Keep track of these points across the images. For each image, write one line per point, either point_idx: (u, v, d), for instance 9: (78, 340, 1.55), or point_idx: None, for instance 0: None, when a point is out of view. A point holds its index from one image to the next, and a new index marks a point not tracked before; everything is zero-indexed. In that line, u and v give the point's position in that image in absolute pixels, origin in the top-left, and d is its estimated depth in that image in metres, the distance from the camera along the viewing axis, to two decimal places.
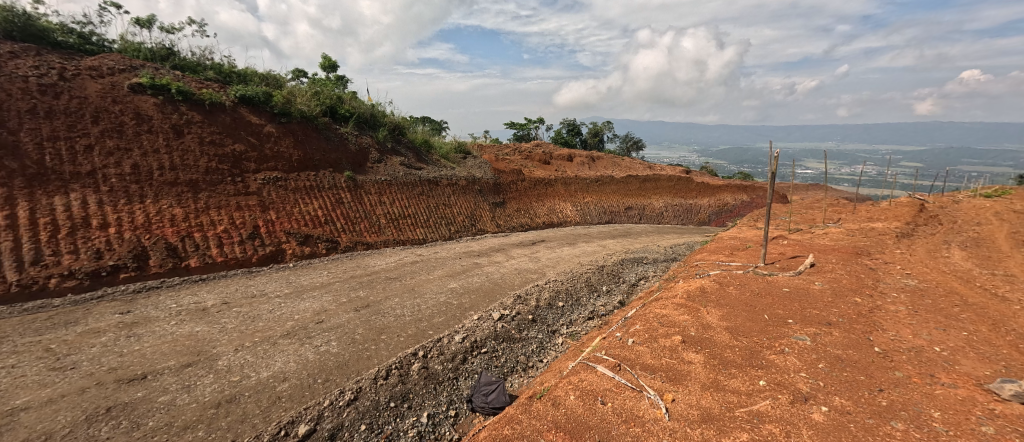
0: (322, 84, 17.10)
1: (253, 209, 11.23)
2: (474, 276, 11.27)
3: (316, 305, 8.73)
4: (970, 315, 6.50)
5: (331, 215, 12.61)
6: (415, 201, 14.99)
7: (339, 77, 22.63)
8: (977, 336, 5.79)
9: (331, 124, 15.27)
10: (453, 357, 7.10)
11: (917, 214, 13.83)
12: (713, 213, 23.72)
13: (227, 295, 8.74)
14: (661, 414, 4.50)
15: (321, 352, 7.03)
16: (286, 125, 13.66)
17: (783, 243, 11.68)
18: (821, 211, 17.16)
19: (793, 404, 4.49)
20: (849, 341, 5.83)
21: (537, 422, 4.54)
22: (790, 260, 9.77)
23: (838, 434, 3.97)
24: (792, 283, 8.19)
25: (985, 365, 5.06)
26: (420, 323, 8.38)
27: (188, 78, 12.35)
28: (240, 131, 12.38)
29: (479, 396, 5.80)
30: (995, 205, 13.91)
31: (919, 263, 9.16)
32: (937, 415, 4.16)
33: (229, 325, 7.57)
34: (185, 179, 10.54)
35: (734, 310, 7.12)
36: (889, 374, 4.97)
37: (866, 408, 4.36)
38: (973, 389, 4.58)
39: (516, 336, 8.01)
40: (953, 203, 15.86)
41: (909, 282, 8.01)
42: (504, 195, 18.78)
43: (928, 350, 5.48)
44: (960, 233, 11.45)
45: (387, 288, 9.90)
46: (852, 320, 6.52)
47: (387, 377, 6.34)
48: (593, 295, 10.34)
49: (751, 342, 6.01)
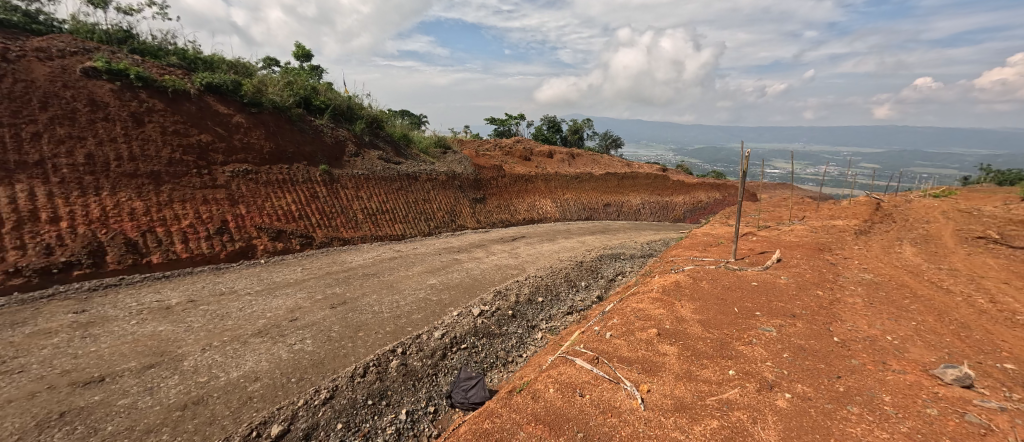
0: (296, 73, 16.49)
1: (221, 203, 10.74)
2: (454, 272, 11.23)
3: (290, 302, 8.48)
4: (918, 306, 7.00)
5: (305, 210, 12.24)
6: (394, 196, 14.74)
7: (313, 66, 21.89)
8: (925, 326, 6.24)
9: (305, 116, 14.78)
10: (432, 353, 7.07)
11: (874, 212, 14.72)
12: (688, 211, 24.46)
13: (193, 293, 8.36)
14: (637, 404, 4.64)
15: (295, 350, 6.85)
16: (257, 116, 13.13)
17: (753, 239, 12.18)
18: (788, 209, 17.99)
19: (760, 392, 4.72)
20: (812, 332, 6.16)
21: (516, 415, 4.60)
22: (759, 256, 10.21)
23: (800, 419, 4.21)
24: (761, 277, 8.56)
25: (931, 352, 5.47)
26: (399, 320, 8.28)
27: (149, 63, 11.66)
28: (206, 121, 11.80)
29: (460, 392, 5.79)
30: (942, 205, 14.97)
31: (875, 258, 9.77)
32: (889, 399, 4.47)
33: (195, 324, 7.25)
34: (145, 171, 9.96)
35: (706, 303, 7.40)
36: (846, 362, 5.29)
37: (825, 394, 4.64)
38: (920, 374, 4.95)
39: (496, 331, 8.06)
40: (907, 202, 16.96)
41: (865, 276, 8.54)
42: (485, 191, 18.72)
43: (882, 339, 5.87)
44: (912, 231, 12.27)
45: (364, 285, 9.73)
46: (814, 312, 6.89)
47: (364, 374, 6.25)
48: (572, 290, 10.51)
49: (722, 334, 6.26)
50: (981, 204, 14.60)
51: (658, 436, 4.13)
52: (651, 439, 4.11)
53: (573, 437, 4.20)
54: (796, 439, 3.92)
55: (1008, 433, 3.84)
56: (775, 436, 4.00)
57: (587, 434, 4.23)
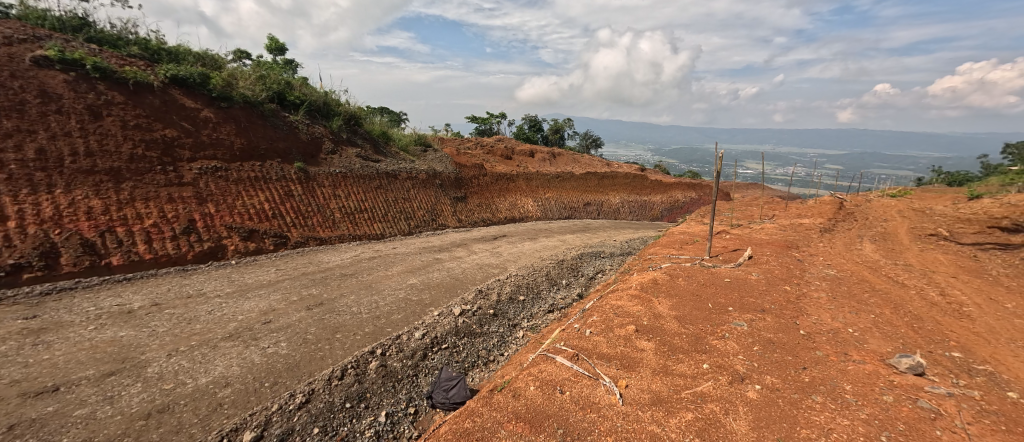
0: (268, 67, 15.91)
1: (188, 201, 10.26)
2: (435, 271, 11.13)
3: (263, 304, 8.19)
4: (877, 299, 7.44)
5: (279, 209, 11.85)
6: (372, 194, 14.45)
7: (287, 60, 21.20)
8: (882, 318, 6.64)
9: (279, 111, 14.29)
10: (413, 354, 6.99)
11: (838, 211, 15.51)
12: (665, 210, 25.05)
13: (158, 296, 7.96)
14: (615, 399, 4.73)
15: (269, 354, 6.63)
16: (227, 111, 12.61)
17: (726, 237, 12.63)
18: (759, 208, 18.72)
19: (731, 384, 4.90)
20: (780, 325, 6.44)
21: (497, 413, 4.60)
22: (732, 253, 10.58)
23: (769, 410, 4.40)
24: (733, 274, 8.88)
25: (888, 343, 5.82)
26: (378, 320, 8.14)
27: (108, 53, 11.00)
28: (171, 115, 11.23)
29: (440, 392, 5.72)
30: (898, 204, 15.93)
31: (838, 255, 10.31)
32: (850, 388, 4.73)
33: (160, 328, 6.91)
34: (104, 167, 9.40)
35: (682, 300, 7.62)
36: (811, 354, 5.56)
37: (792, 384, 4.87)
38: (877, 363, 5.26)
39: (477, 330, 8.03)
40: (867, 201, 17.96)
41: (830, 271, 9.00)
42: (466, 190, 18.60)
43: (844, 331, 6.20)
44: (871, 228, 13.00)
45: (342, 285, 9.50)
46: (782, 306, 7.20)
47: (342, 377, 6.13)
48: (553, 288, 10.59)
49: (696, 329, 6.47)
50: (932, 203, 15.62)
51: (636, 430, 4.23)
52: (629, 433, 4.20)
53: (553, 434, 4.24)
54: (765, 429, 4.09)
55: (954, 416, 4.13)
56: (746, 426, 4.16)
57: (568, 431, 4.28)
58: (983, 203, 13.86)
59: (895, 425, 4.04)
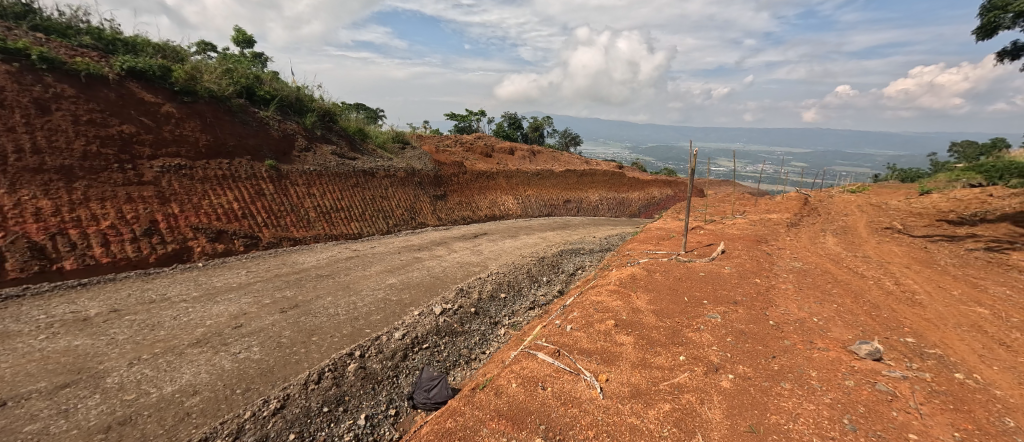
0: (235, 60, 15.21)
1: (149, 201, 9.71)
2: (415, 270, 10.99)
3: (233, 307, 7.86)
4: (839, 289, 7.87)
5: (249, 208, 11.39)
6: (349, 193, 14.09)
7: (256, 54, 20.36)
8: (844, 307, 7.02)
9: (248, 107, 13.72)
10: (393, 354, 6.89)
11: (803, 206, 16.28)
12: (643, 206, 25.54)
13: (116, 302, 7.50)
14: (596, 393, 4.82)
15: (240, 360, 6.37)
16: (191, 106, 11.99)
17: (701, 232, 13.04)
18: (731, 204, 19.41)
19: (707, 375, 5.08)
20: (751, 316, 6.71)
21: (479, 412, 4.59)
22: (706, 248, 10.95)
23: (741, 398, 4.58)
24: (707, 268, 9.19)
25: (849, 330, 6.17)
26: (357, 322, 7.97)
27: (56, 43, 10.25)
28: (129, 110, 10.59)
29: (421, 393, 5.65)
30: (857, 200, 16.89)
31: (804, 248, 10.84)
32: (815, 374, 4.99)
33: (121, 336, 6.52)
34: (54, 165, 8.78)
35: (659, 294, 7.83)
36: (780, 343, 5.82)
37: (762, 372, 5.08)
38: (840, 350, 5.56)
39: (458, 329, 7.99)
40: (830, 196, 18.97)
41: (796, 264, 9.44)
42: (445, 188, 18.41)
43: (809, 321, 6.53)
44: (833, 222, 13.75)
45: (318, 286, 9.24)
46: (753, 298, 7.50)
47: (319, 381, 5.99)
48: (534, 285, 10.65)
49: (673, 322, 6.65)
50: (887, 198, 16.68)
51: (616, 423, 4.32)
52: (609, 426, 4.29)
53: (536, 430, 4.27)
54: (738, 416, 4.26)
55: (908, 397, 4.44)
56: (721, 414, 4.32)
57: (550, 426, 4.33)
58: (932, 199, 14.91)
59: (855, 408, 4.30)
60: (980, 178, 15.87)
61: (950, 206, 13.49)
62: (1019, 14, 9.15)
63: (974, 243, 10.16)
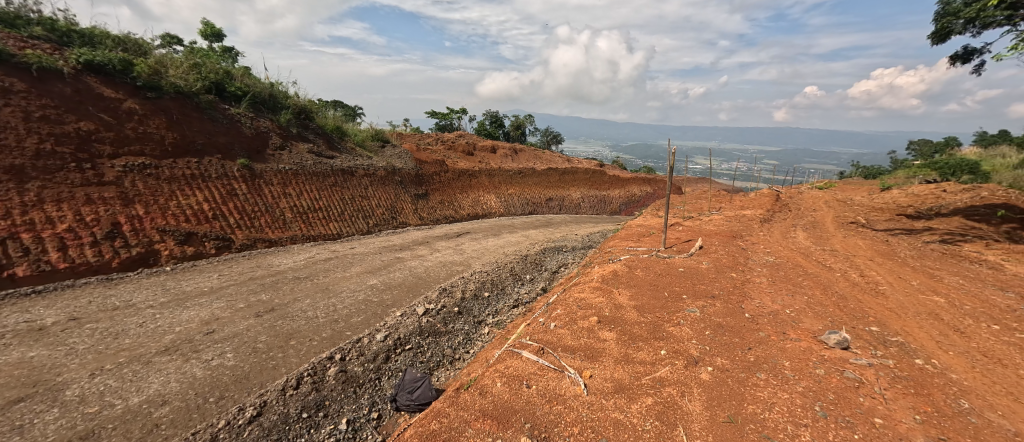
0: (203, 54, 14.56)
1: (111, 202, 9.20)
2: (396, 271, 10.82)
3: (205, 313, 7.54)
4: (809, 281, 8.23)
5: (221, 209, 10.95)
6: (327, 192, 13.72)
7: (226, 48, 19.54)
8: (814, 299, 7.34)
9: (217, 103, 13.16)
10: (374, 357, 6.77)
11: (775, 203, 16.92)
12: (624, 204, 25.93)
13: (76, 309, 7.07)
14: (580, 390, 4.87)
15: (213, 367, 6.12)
16: (155, 102, 11.41)
17: (679, 229, 13.36)
18: (707, 200, 20.00)
19: (687, 368, 5.21)
20: (728, 310, 6.92)
21: (464, 412, 4.56)
22: (684, 244, 11.23)
23: (720, 389, 4.72)
24: (686, 263, 9.43)
25: (819, 321, 6.44)
26: (337, 324, 7.79)
27: (3, 34, 9.54)
28: (87, 106, 9.99)
29: (404, 394, 5.56)
30: (825, 196, 17.68)
31: (777, 242, 11.27)
32: (788, 363, 5.19)
33: (81, 346, 6.15)
34: (3, 165, 8.19)
35: (640, 289, 7.98)
36: (755, 335, 6.03)
37: (739, 364, 5.26)
38: (810, 340, 5.81)
39: (442, 329, 7.91)
40: (800, 192, 19.79)
41: (769, 258, 9.81)
42: (427, 187, 18.18)
43: (782, 312, 6.79)
44: (803, 218, 14.33)
45: (295, 289, 8.97)
46: (729, 292, 7.75)
47: (298, 386, 5.83)
48: (517, 283, 10.67)
49: (654, 317, 6.79)
50: (852, 194, 17.54)
51: (600, 418, 4.38)
52: (594, 421, 4.34)
53: (521, 429, 4.28)
54: (717, 407, 4.39)
55: (873, 383, 4.69)
56: (700, 406, 4.44)
57: (535, 424, 4.34)
58: (893, 194, 15.76)
59: (826, 395, 4.50)
60: (935, 174, 16.89)
61: (909, 201, 14.30)
62: (970, 20, 9.75)
63: (930, 237, 10.80)
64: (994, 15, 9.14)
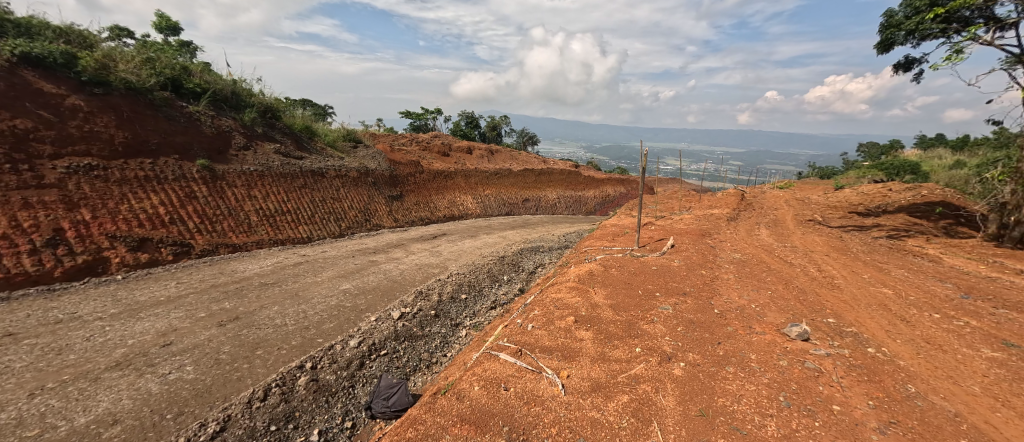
0: (157, 48, 13.68)
1: (53, 206, 8.48)
2: (370, 274, 10.54)
3: (161, 324, 7.07)
4: (773, 277, 8.65)
5: (179, 213, 10.31)
6: (295, 194, 13.20)
7: (182, 42, 18.45)
8: (777, 293, 7.72)
9: (174, 101, 12.39)
10: (348, 364, 6.55)
11: (740, 202, 17.73)
12: (599, 204, 26.40)
13: (12, 324, 6.46)
14: (558, 390, 4.90)
15: (171, 381, 5.74)
16: (103, 98, 10.62)
17: (652, 228, 13.75)
18: (678, 200, 20.71)
19: (661, 364, 5.35)
20: (698, 306, 7.18)
21: (441, 418, 4.49)
22: (657, 243, 11.56)
23: (693, 384, 4.88)
24: (659, 261, 9.71)
25: (782, 314, 6.79)
26: (307, 331, 7.50)
27: None
28: (24, 102, 9.17)
29: (379, 401, 5.40)
30: (785, 195, 18.68)
31: (743, 240, 11.78)
32: (754, 356, 5.43)
33: (17, 364, 5.62)
34: None
35: (615, 288, 8.14)
36: (724, 330, 6.28)
37: (710, 358, 5.44)
38: (774, 333, 6.10)
39: (418, 333, 7.76)
40: (763, 192, 20.82)
41: (736, 255, 10.25)
42: (401, 188, 17.83)
43: (748, 307, 7.11)
44: (766, 216, 15.07)
45: (262, 296, 8.56)
46: (699, 288, 8.03)
47: (265, 398, 5.57)
48: (494, 284, 10.63)
49: (629, 315, 6.94)
50: (810, 193, 18.63)
51: (578, 418, 4.43)
52: (571, 421, 4.38)
53: (499, 432, 4.26)
54: (689, 402, 4.53)
55: (832, 372, 4.98)
56: (674, 401, 4.57)
57: (513, 427, 4.33)
58: (846, 193, 16.85)
59: (789, 385, 4.74)
60: (882, 174, 18.21)
61: (860, 200, 15.34)
62: (910, 32, 10.60)
63: (878, 233, 11.60)
64: (931, 28, 9.96)
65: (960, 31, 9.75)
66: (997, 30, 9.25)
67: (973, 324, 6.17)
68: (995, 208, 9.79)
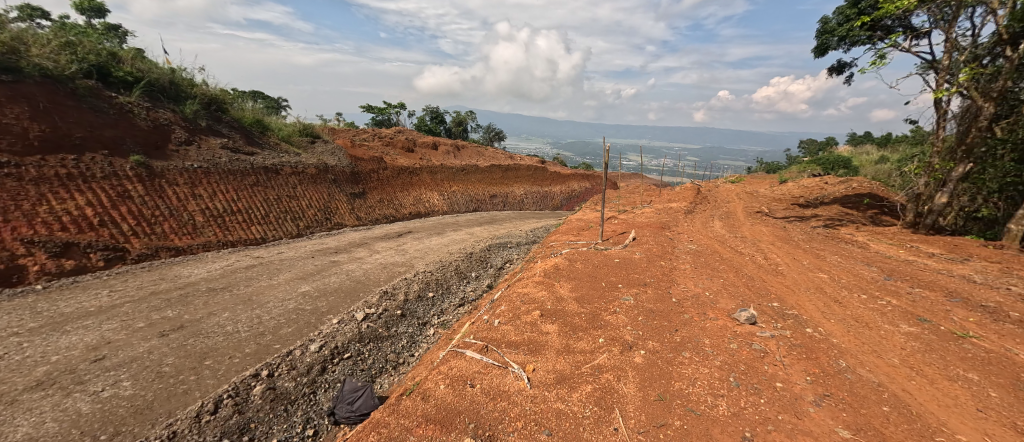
0: (79, 30, 12.27)
1: None
2: (331, 275, 10.10)
3: (92, 337, 6.41)
4: (725, 266, 9.20)
5: (110, 214, 9.35)
6: (246, 192, 12.37)
7: (110, 26, 16.69)
8: (728, 281, 8.23)
9: (100, 90, 11.17)
10: (308, 369, 6.26)
11: (696, 195, 18.69)
12: (565, 199, 26.85)
13: None
14: (523, 384, 4.95)
15: (105, 398, 5.23)
16: (13, 86, 9.41)
17: (615, 222, 14.19)
18: (639, 194, 21.50)
19: (622, 353, 5.54)
20: (657, 296, 7.51)
21: (405, 420, 4.40)
22: (619, 236, 11.94)
23: (653, 370, 5.09)
24: (621, 254, 10.05)
25: (732, 300, 7.25)
26: (263, 337, 7.07)
27: None
28: None
29: (343, 406, 5.16)
30: (736, 188, 19.92)
31: (699, 232, 12.44)
32: (708, 341, 5.76)
33: None
34: None
35: (580, 281, 8.33)
36: (681, 317, 6.60)
37: (668, 345, 5.72)
38: (726, 318, 6.51)
39: (384, 334, 7.53)
40: (717, 186, 22.09)
41: (692, 246, 10.80)
42: (363, 185, 17.19)
43: (702, 294, 7.53)
44: (719, 208, 16.00)
45: (210, 302, 7.96)
46: (659, 279, 8.39)
47: (215, 411, 5.22)
48: (462, 281, 10.54)
49: (593, 307, 7.13)
50: (758, 186, 19.99)
51: (543, 410, 4.49)
52: (537, 414, 4.44)
53: (465, 430, 4.23)
54: (648, 387, 4.73)
55: (776, 352, 5.39)
56: (634, 388, 4.75)
57: (479, 423, 4.32)
58: (789, 186, 18.21)
59: (738, 367, 5.07)
60: (820, 169, 19.83)
61: (800, 192, 16.64)
62: (841, 38, 11.58)
63: (816, 222, 12.63)
64: (859, 34, 10.92)
65: (883, 38, 10.78)
66: (913, 39, 10.30)
67: (894, 302, 6.90)
68: (912, 199, 10.95)
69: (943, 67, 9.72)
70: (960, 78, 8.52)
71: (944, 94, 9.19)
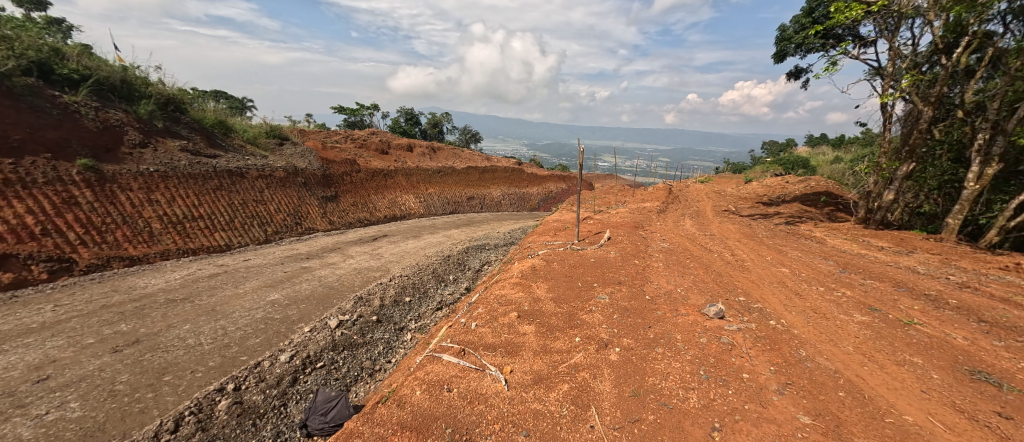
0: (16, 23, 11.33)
1: None
2: (302, 282, 9.72)
3: (34, 356, 5.89)
4: (695, 263, 9.53)
5: (53, 221, 8.66)
6: (208, 196, 11.74)
7: (52, 20, 15.50)
8: (699, 278, 8.52)
9: (42, 88, 10.35)
10: (278, 381, 6.00)
11: (668, 195, 19.27)
12: (542, 200, 27.04)
13: None
14: (501, 386, 4.94)
15: (49, 422, 4.83)
16: None
17: (591, 222, 14.42)
18: (613, 194, 21.96)
19: (598, 351, 5.62)
20: (631, 294, 7.68)
21: (380, 428, 4.30)
22: (595, 236, 12.14)
23: (628, 367, 5.19)
24: (596, 253, 10.23)
25: (702, 296, 7.52)
26: (228, 349, 6.72)
27: None
28: None
29: (316, 417, 4.96)
30: (705, 188, 20.70)
31: (670, 230, 12.83)
32: (679, 336, 5.93)
33: None
34: None
35: (557, 282, 8.41)
36: (654, 314, 6.78)
37: (642, 341, 5.86)
38: (696, 313, 6.73)
39: (359, 341, 7.31)
40: (687, 185, 22.87)
41: (664, 244, 11.12)
42: (335, 188, 16.69)
43: (675, 291, 7.77)
44: (689, 207, 16.56)
45: (170, 314, 7.49)
46: (633, 277, 8.59)
47: (176, 430, 4.91)
48: (440, 284, 10.40)
49: (570, 306, 7.21)
50: (725, 186, 20.87)
51: (521, 411, 4.49)
52: (514, 416, 4.44)
53: (442, 435, 4.17)
54: (623, 384, 4.82)
55: (742, 345, 5.62)
56: (610, 385, 4.83)
57: (456, 428, 4.27)
58: (754, 185, 19.08)
59: (708, 360, 5.25)
60: (781, 168, 20.90)
61: (764, 191, 17.48)
62: (798, 45, 12.27)
63: (779, 219, 13.29)
64: (814, 42, 11.60)
65: (834, 46, 11.51)
66: (861, 47, 11.03)
67: (848, 293, 7.35)
68: (863, 196, 11.70)
69: (887, 73, 10.46)
70: (902, 84, 9.17)
71: (889, 98, 9.89)
